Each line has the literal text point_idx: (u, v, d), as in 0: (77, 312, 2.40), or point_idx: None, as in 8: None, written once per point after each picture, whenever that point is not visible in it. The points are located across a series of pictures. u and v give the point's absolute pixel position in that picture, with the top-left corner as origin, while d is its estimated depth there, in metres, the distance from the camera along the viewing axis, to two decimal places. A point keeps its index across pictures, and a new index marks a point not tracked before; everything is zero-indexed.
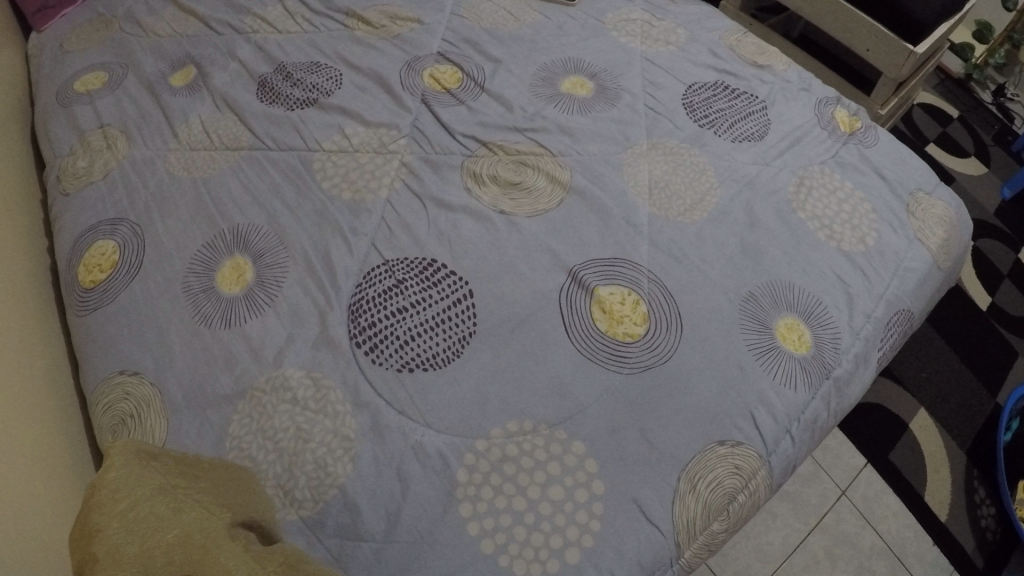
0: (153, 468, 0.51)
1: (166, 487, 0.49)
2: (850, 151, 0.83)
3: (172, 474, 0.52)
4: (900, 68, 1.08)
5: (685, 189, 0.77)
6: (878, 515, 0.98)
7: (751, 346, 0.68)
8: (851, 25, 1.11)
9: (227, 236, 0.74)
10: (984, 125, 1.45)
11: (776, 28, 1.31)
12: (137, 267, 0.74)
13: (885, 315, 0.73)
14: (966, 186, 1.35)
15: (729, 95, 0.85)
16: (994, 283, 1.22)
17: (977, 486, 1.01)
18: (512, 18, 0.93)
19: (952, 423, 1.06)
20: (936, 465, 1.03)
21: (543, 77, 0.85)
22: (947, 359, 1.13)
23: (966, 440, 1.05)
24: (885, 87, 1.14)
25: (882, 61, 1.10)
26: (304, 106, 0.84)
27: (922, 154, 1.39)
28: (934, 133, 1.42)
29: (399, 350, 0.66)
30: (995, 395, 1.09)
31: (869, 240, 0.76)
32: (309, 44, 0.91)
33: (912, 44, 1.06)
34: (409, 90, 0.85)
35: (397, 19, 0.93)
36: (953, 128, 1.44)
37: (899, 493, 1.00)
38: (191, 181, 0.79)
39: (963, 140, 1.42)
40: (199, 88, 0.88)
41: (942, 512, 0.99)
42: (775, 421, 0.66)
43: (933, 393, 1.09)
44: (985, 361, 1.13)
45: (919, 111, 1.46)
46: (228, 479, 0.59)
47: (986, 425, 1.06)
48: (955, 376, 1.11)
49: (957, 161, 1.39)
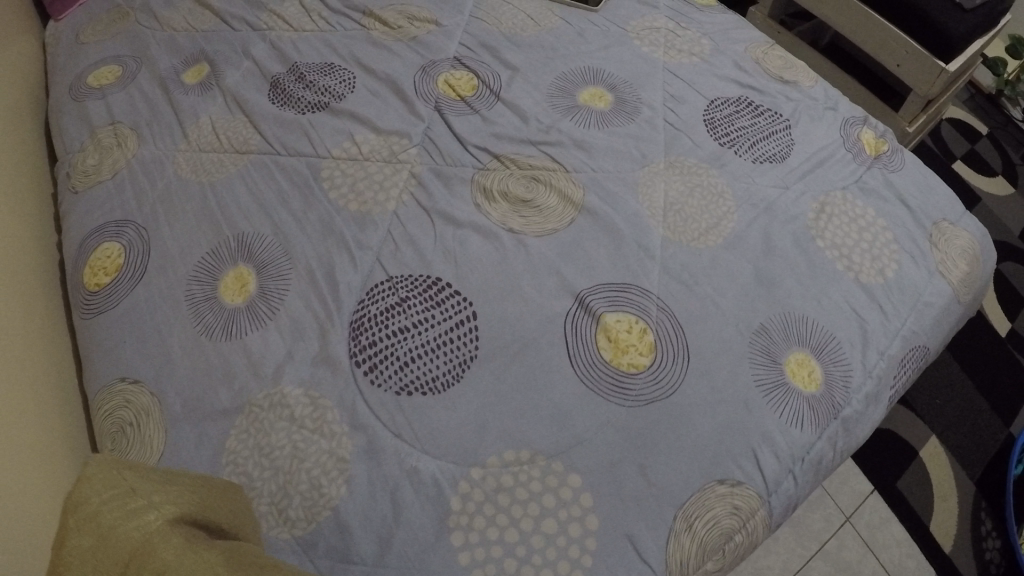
0: (124, 477, 0.44)
1: (153, 487, 0.45)
2: (874, 176, 0.80)
3: (134, 485, 0.44)
4: (931, 85, 1.04)
5: (700, 211, 0.74)
6: (881, 543, 0.97)
7: (759, 382, 0.66)
8: (883, 40, 1.07)
9: (231, 244, 0.73)
10: (1013, 144, 1.40)
11: (805, 35, 1.27)
12: (141, 272, 0.73)
13: (899, 352, 0.72)
14: (992, 206, 1.31)
15: (752, 112, 0.82)
16: (1015, 309, 1.19)
17: (983, 518, 0.99)
18: (531, 23, 0.90)
19: (965, 451, 1.04)
20: (943, 494, 1.01)
21: (560, 87, 0.83)
22: (963, 385, 1.10)
23: (976, 470, 1.03)
24: (913, 105, 1.11)
25: (912, 77, 1.07)
26: (315, 109, 0.83)
27: (948, 171, 1.35)
28: (962, 150, 1.38)
29: (398, 372, 0.65)
30: (1008, 425, 1.07)
31: (888, 272, 0.74)
32: (324, 44, 0.90)
33: (944, 62, 1.02)
34: (422, 97, 0.83)
35: (414, 21, 0.91)
36: (981, 145, 1.39)
37: (903, 522, 0.98)
38: (197, 185, 0.78)
39: (992, 158, 1.38)
40: (211, 87, 0.88)
41: (946, 543, 0.97)
42: (779, 462, 0.65)
43: (946, 420, 1.07)
44: (1001, 389, 1.10)
45: (948, 126, 1.41)
46: (188, 497, 0.48)
47: (998, 455, 1.04)
48: (969, 403, 1.09)
49: (983, 179, 1.35)
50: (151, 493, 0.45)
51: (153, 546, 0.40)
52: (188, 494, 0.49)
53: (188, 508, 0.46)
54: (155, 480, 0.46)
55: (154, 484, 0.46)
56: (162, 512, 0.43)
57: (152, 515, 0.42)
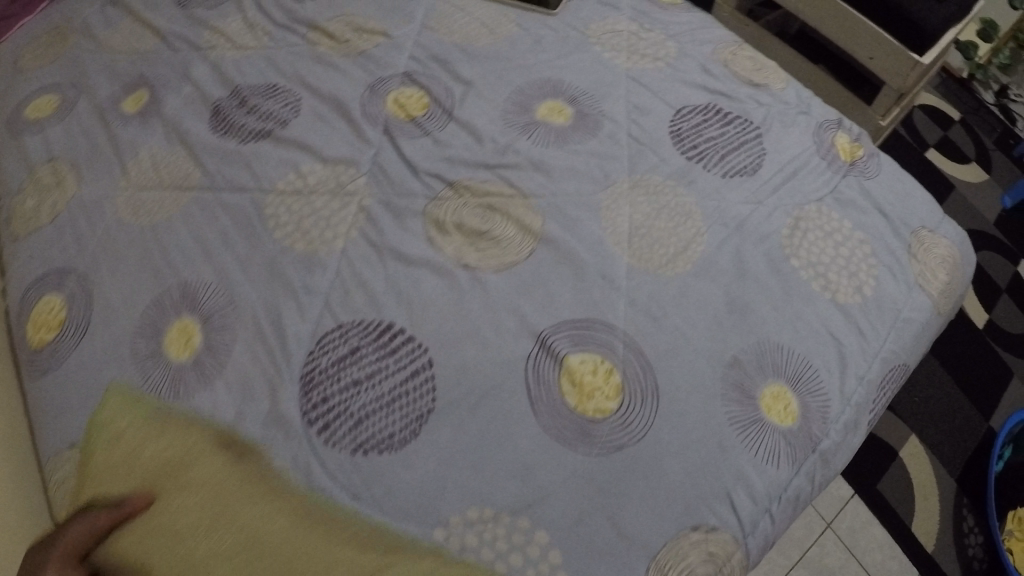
0: (142, 424, 0.62)
1: (171, 424, 0.62)
2: (850, 184, 0.76)
3: (150, 430, 0.61)
4: (906, 78, 1.01)
5: (668, 235, 0.71)
6: (864, 548, 0.95)
7: (732, 420, 0.63)
8: (855, 31, 1.03)
9: (175, 294, 0.70)
10: (985, 130, 1.36)
11: (771, 26, 1.24)
12: (85, 327, 0.70)
13: (879, 374, 0.69)
14: (966, 195, 1.29)
15: (721, 120, 0.78)
16: (992, 301, 1.17)
17: (965, 515, 0.98)
18: (486, 31, 0.85)
19: (945, 448, 1.02)
20: (925, 493, 0.99)
21: (516, 102, 0.79)
22: (943, 380, 1.08)
23: (957, 466, 1.01)
24: (887, 98, 1.10)
25: (885, 71, 1.04)
26: (258, 138, 0.79)
27: (920, 160, 1.32)
28: (934, 137, 1.34)
29: (353, 430, 0.62)
30: (989, 419, 1.05)
31: (866, 290, 0.71)
32: (268, 64, 0.85)
33: (919, 54, 0.99)
34: (370, 119, 0.79)
35: (362, 32, 0.86)
36: (954, 132, 1.35)
37: (885, 524, 0.97)
38: (138, 227, 0.75)
39: (965, 144, 1.34)
40: (151, 116, 0.83)
41: (928, 543, 0.95)
42: (754, 503, 0.62)
43: (927, 417, 1.05)
44: (981, 382, 1.08)
45: (920, 113, 1.37)
46: (209, 426, 0.62)
47: (979, 449, 1.02)
48: (950, 398, 1.06)
49: (958, 167, 1.31)
50: (166, 433, 0.61)
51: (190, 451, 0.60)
52: (206, 424, 0.63)
53: (199, 440, 0.61)
54: (172, 420, 0.62)
55: (172, 423, 0.62)
56: (168, 454, 0.59)
57: (158, 464, 0.58)
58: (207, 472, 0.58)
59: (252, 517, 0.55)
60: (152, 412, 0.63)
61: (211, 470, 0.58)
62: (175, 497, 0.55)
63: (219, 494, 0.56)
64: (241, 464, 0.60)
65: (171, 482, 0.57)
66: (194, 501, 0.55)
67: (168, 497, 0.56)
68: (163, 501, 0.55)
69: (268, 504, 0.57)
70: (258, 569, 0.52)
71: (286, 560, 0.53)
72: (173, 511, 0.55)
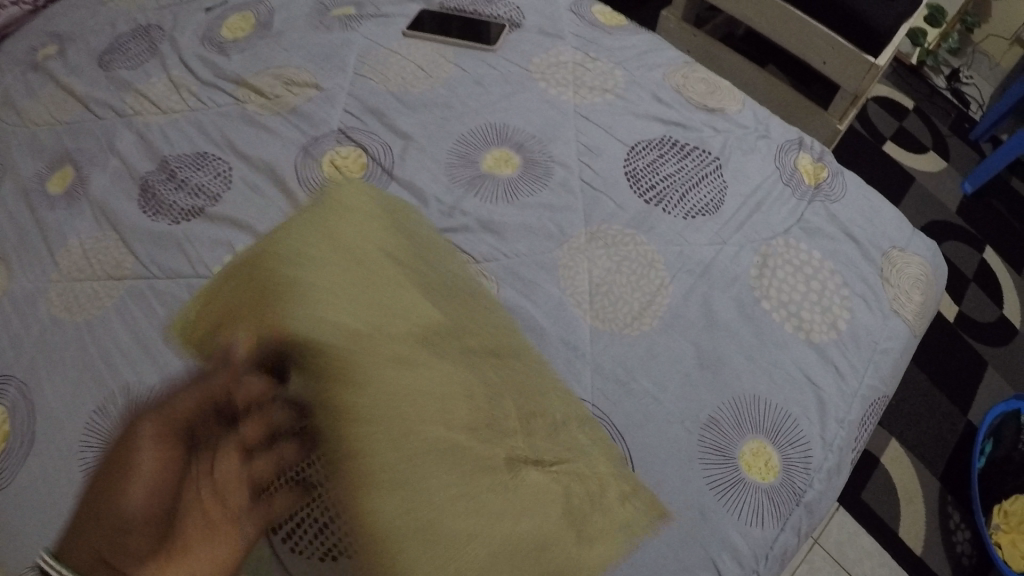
0: (337, 225, 0.67)
1: (370, 239, 0.67)
2: (816, 211, 0.75)
3: (350, 235, 0.66)
4: (860, 81, 1.05)
5: (632, 289, 0.69)
6: (853, 559, 0.98)
7: (712, 484, 0.61)
8: (807, 35, 1.07)
9: (117, 399, 0.67)
10: (940, 116, 1.45)
11: (717, 32, 1.26)
12: (30, 440, 0.67)
13: (859, 414, 0.66)
14: (925, 184, 1.35)
15: (679, 153, 0.78)
16: (959, 291, 1.24)
17: (950, 512, 1.02)
18: (423, 75, 0.85)
19: (925, 449, 1.07)
20: (909, 497, 1.03)
21: (461, 154, 0.78)
22: (918, 382, 1.13)
23: (938, 465, 1.06)
24: (842, 101, 1.11)
25: (839, 74, 1.07)
26: (189, 217, 0.78)
27: (880, 153, 1.37)
28: (891, 130, 1.41)
29: (318, 535, 0.58)
30: (965, 414, 1.10)
31: (840, 323, 0.68)
32: (197, 129, 0.85)
33: (873, 56, 1.01)
34: (308, 185, 0.78)
35: (291, 86, 0.86)
36: (910, 121, 1.42)
37: (872, 533, 1.00)
38: (74, 326, 0.72)
39: (921, 133, 1.41)
40: (78, 196, 0.81)
41: (916, 545, 0.99)
42: (741, 567, 0.59)
43: (904, 420, 1.09)
44: (953, 379, 1.14)
45: (875, 105, 1.43)
46: (398, 242, 0.68)
47: (958, 445, 1.07)
48: (926, 398, 1.11)
49: (917, 157, 1.38)
50: (372, 247, 0.66)
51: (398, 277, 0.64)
52: (400, 241, 0.69)
53: (400, 262, 0.66)
54: (369, 233, 0.67)
55: (371, 237, 0.67)
56: (379, 269, 0.64)
57: (366, 274, 0.63)
58: (420, 308, 0.63)
59: (456, 385, 0.59)
60: (344, 210, 0.68)
61: (429, 312, 0.62)
62: (384, 323, 0.60)
63: (432, 316, 0.62)
64: (453, 312, 0.64)
65: (379, 300, 0.62)
66: (415, 344, 0.59)
67: (376, 318, 0.60)
68: (379, 318, 0.60)
69: (480, 369, 0.61)
70: (463, 461, 0.55)
71: (474, 449, 0.56)
72: (386, 337, 0.59)
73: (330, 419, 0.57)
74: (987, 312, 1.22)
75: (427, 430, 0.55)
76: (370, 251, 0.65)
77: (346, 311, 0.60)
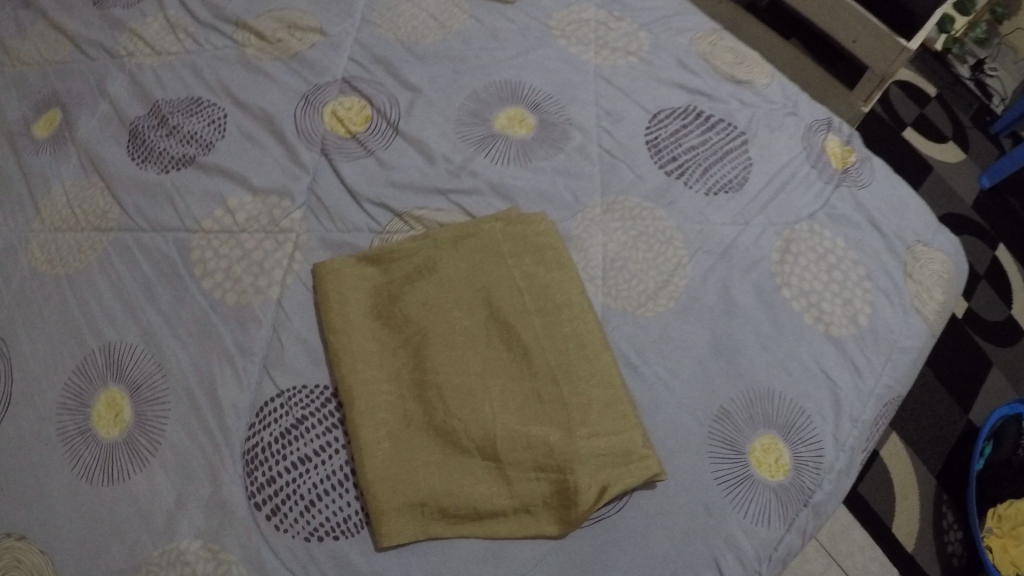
0: (406, 253, 0.64)
1: (440, 259, 0.63)
2: (843, 196, 0.71)
3: (421, 262, 0.64)
4: (890, 62, 1.00)
5: (647, 268, 0.65)
6: (845, 550, 0.97)
7: (719, 479, 0.58)
8: (837, 12, 1.02)
9: (98, 359, 0.64)
10: (962, 106, 1.37)
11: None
12: (8, 397, 0.64)
13: (874, 414, 0.63)
14: (944, 176, 1.29)
15: (702, 125, 0.74)
16: (970, 286, 1.20)
17: (944, 511, 0.99)
18: (435, 25, 0.80)
19: (925, 444, 1.04)
20: (905, 493, 1.01)
21: (472, 112, 0.74)
22: (922, 376, 1.10)
23: (936, 462, 1.03)
24: (868, 82, 1.06)
25: (869, 54, 1.02)
26: (180, 166, 0.73)
27: (899, 139, 1.31)
28: (912, 116, 1.34)
29: (304, 514, 0.56)
30: (967, 413, 1.07)
31: (861, 318, 0.65)
32: (191, 72, 0.80)
33: (906, 39, 0.96)
34: (307, 138, 0.74)
35: (295, 30, 0.81)
36: (931, 109, 1.36)
37: (866, 526, 0.98)
38: (55, 280, 0.69)
39: (942, 121, 1.35)
40: (65, 141, 0.78)
41: (908, 543, 0.97)
42: (744, 569, 0.57)
43: (905, 415, 1.06)
44: (959, 373, 1.11)
45: (897, 89, 1.36)
46: (476, 254, 0.63)
47: (959, 443, 1.04)
48: (929, 393, 1.08)
49: (936, 147, 1.32)
50: (442, 273, 0.63)
51: (476, 230, 0.65)
52: (474, 247, 0.64)
53: (468, 282, 0.62)
54: (443, 252, 0.64)
55: (445, 256, 0.63)
56: (442, 300, 0.61)
57: (425, 313, 0.61)
58: (482, 341, 0.60)
59: (508, 423, 0.56)
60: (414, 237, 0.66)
61: (497, 345, 0.59)
62: (441, 367, 0.58)
63: (494, 348, 0.59)
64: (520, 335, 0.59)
65: (435, 340, 0.60)
66: (468, 387, 0.58)
67: (433, 364, 0.59)
68: (444, 364, 0.59)
69: (540, 399, 0.57)
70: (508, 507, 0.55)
71: (499, 453, 0.56)
72: (438, 385, 0.58)
73: (381, 464, 0.56)
74: (997, 311, 1.18)
75: (466, 480, 0.56)
76: (441, 277, 0.62)
77: (407, 317, 0.61)
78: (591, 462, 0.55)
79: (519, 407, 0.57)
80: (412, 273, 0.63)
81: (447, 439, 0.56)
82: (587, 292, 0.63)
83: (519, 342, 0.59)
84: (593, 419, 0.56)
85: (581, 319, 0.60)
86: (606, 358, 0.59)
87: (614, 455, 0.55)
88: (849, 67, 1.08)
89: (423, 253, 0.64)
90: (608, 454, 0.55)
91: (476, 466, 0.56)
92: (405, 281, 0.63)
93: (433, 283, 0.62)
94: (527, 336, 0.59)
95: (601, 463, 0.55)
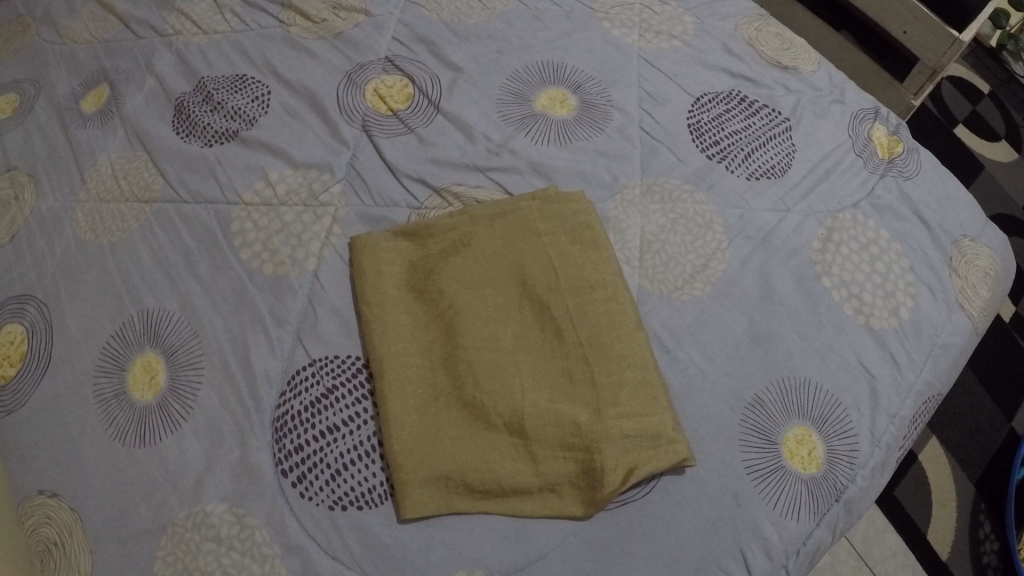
0: (443, 228, 0.64)
1: (475, 235, 0.63)
2: (888, 187, 0.69)
3: (457, 238, 0.63)
4: (943, 54, 0.98)
5: (684, 252, 0.64)
6: (878, 557, 0.94)
7: (749, 468, 0.57)
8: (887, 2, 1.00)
9: (136, 325, 0.65)
10: (1016, 104, 1.34)
11: None
12: (47, 361, 0.65)
13: (912, 410, 0.61)
14: (995, 176, 1.26)
15: (746, 110, 0.73)
16: (1020, 292, 1.16)
17: (982, 521, 0.96)
18: (479, 6, 0.81)
19: (965, 450, 1.01)
20: (942, 500, 0.98)
21: (514, 90, 0.74)
22: (966, 381, 1.07)
23: (976, 470, 1.00)
24: (919, 75, 1.04)
25: (921, 45, 1.00)
26: (223, 140, 0.74)
27: (950, 138, 1.28)
28: (964, 113, 1.31)
29: (330, 482, 0.57)
30: (1011, 420, 1.04)
31: (903, 311, 0.63)
32: (237, 51, 0.81)
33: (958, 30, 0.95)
34: (348, 114, 0.74)
35: (340, 10, 0.82)
36: (984, 107, 1.32)
37: (900, 532, 0.96)
38: (98, 248, 0.70)
39: (995, 121, 1.31)
40: (111, 115, 0.79)
41: (943, 551, 0.95)
42: (770, 562, 0.55)
43: (947, 419, 1.04)
44: (1004, 380, 1.07)
45: (948, 85, 1.33)
46: (512, 232, 0.63)
47: (1000, 452, 1.01)
48: (973, 398, 1.05)
49: (987, 146, 1.28)
50: (478, 249, 0.62)
51: (511, 208, 0.64)
52: (511, 225, 0.63)
53: (504, 260, 0.62)
54: (479, 228, 0.64)
55: (481, 233, 0.63)
56: (477, 277, 0.61)
57: (459, 288, 0.61)
58: (516, 318, 0.59)
59: (538, 400, 0.56)
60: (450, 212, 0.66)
61: (531, 323, 0.59)
62: (473, 342, 0.58)
63: (528, 324, 0.59)
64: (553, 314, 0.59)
65: (469, 316, 0.59)
66: (500, 363, 0.57)
67: (465, 339, 0.58)
68: (477, 339, 0.58)
69: (571, 378, 0.57)
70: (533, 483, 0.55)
71: (528, 431, 0.55)
72: (469, 358, 0.58)
73: (409, 434, 0.56)
74: None
75: (494, 454, 0.55)
76: (477, 253, 0.62)
77: (441, 291, 0.61)
78: (619, 444, 0.54)
79: (549, 385, 0.57)
80: (447, 248, 0.63)
81: (474, 414, 0.56)
82: (621, 272, 0.63)
83: (552, 321, 0.59)
84: (623, 400, 0.56)
85: (615, 300, 0.60)
86: (637, 339, 0.58)
87: (644, 438, 0.55)
88: (900, 59, 1.06)
89: (459, 228, 0.64)
90: (636, 436, 0.55)
91: (502, 442, 0.56)
92: (439, 256, 0.63)
93: (468, 260, 0.62)
94: (560, 315, 0.59)
95: (629, 445, 0.55)
